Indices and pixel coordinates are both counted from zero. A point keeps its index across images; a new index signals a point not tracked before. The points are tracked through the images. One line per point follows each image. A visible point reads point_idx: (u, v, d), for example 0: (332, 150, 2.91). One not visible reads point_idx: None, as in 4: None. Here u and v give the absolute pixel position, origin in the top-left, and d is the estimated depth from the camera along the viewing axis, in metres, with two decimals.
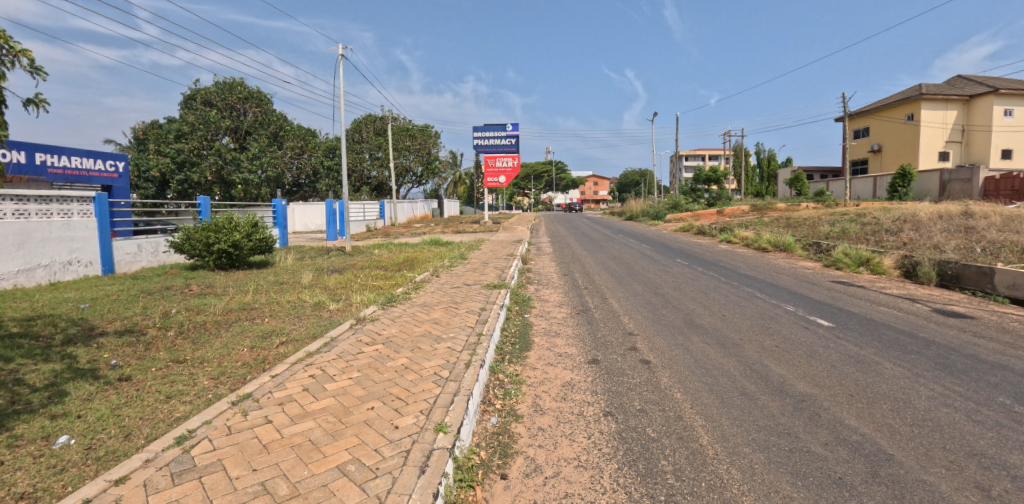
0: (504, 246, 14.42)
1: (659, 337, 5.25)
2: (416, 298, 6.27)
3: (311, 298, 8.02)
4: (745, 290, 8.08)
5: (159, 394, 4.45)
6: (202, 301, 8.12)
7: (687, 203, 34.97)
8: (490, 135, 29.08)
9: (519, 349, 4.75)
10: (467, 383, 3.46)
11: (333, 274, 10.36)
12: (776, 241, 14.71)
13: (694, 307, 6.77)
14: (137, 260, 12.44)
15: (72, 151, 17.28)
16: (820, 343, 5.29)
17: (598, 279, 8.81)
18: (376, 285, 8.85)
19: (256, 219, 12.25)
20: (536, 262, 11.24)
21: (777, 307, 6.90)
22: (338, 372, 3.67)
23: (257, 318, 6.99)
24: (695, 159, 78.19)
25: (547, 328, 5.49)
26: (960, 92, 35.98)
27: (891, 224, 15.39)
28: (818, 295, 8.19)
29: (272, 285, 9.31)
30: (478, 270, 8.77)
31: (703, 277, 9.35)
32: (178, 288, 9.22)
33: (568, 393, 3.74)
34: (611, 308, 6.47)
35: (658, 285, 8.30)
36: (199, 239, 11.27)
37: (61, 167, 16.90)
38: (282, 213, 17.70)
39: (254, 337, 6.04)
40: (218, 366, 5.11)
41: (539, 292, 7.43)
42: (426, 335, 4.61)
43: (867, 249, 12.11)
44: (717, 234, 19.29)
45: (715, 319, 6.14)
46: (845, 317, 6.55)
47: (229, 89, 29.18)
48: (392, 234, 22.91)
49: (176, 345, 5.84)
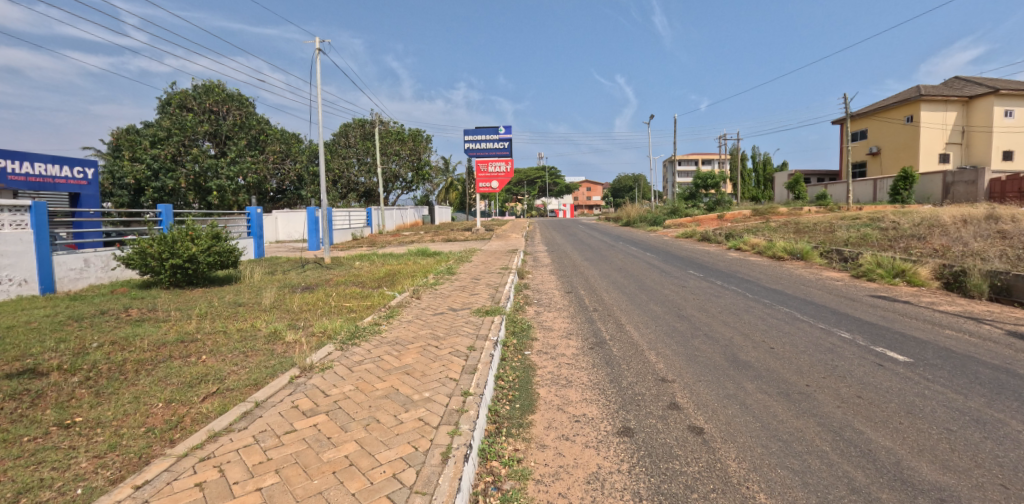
0: (497, 257, 13.13)
1: (703, 385, 3.98)
2: (387, 332, 4.93)
3: (266, 326, 6.69)
4: (783, 310, 6.83)
5: (9, 487, 3.13)
6: (137, 330, 6.77)
7: (686, 207, 33.84)
8: (482, 138, 27.72)
9: (519, 411, 3.46)
10: (445, 499, 2.18)
11: (302, 293, 9.03)
12: (794, 249, 13.53)
13: (732, 335, 5.53)
14: (84, 277, 11.00)
15: (35, 156, 15.80)
16: (911, 391, 4.03)
17: (606, 297, 7.56)
18: (348, 308, 7.54)
19: (219, 229, 10.84)
20: (534, 276, 9.97)
21: (830, 334, 5.67)
22: (243, 479, 2.40)
23: (192, 355, 5.67)
24: (688, 164, 77.69)
25: (556, 373, 4.21)
26: (959, 93, 35.25)
27: (912, 228, 14.34)
28: (864, 314, 6.99)
29: (227, 307, 8.00)
30: (467, 289, 7.50)
31: (726, 293, 8.09)
32: (115, 313, 7.85)
33: (599, 499, 2.46)
34: (631, 340, 5.20)
35: (679, 305, 7.06)
36: (148, 254, 9.82)
37: (24, 174, 15.40)
38: (258, 222, 16.36)
39: (177, 386, 4.76)
40: (112, 436, 3.83)
41: (540, 318, 6.15)
42: (391, 395, 3.33)
43: (898, 257, 10.95)
44: (724, 240, 18.16)
45: (762, 354, 4.87)
46: (918, 348, 5.29)
47: (207, 92, 27.44)
48: (378, 243, 21.59)
49: (74, 399, 4.54)
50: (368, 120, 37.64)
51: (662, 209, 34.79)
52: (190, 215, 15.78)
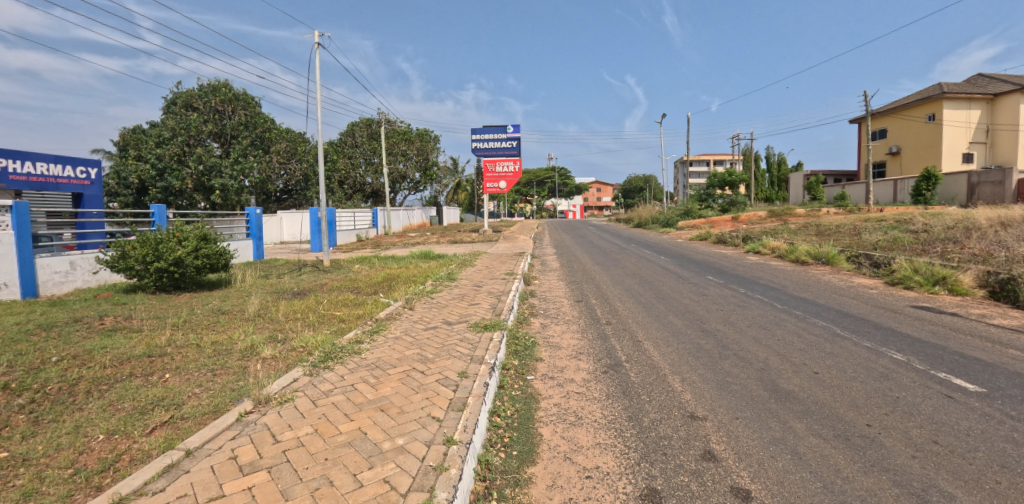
0: (503, 260, 12.51)
1: (742, 425, 3.28)
2: (369, 351, 4.26)
3: (244, 338, 6.06)
4: (819, 325, 6.08)
5: None
6: (106, 342, 6.18)
7: (699, 209, 32.87)
8: (490, 137, 27.05)
9: (516, 463, 2.78)
10: None
11: (291, 299, 8.44)
12: (819, 253, 12.72)
13: (767, 356, 4.80)
14: (69, 280, 10.47)
15: (37, 156, 15.35)
16: (1000, 435, 3.27)
17: (620, 307, 6.86)
18: (337, 317, 6.90)
19: (209, 230, 10.28)
20: (541, 282, 9.28)
21: (879, 355, 4.94)
22: None
23: (155, 373, 5.07)
24: (700, 165, 76.66)
25: (565, 407, 3.53)
26: (984, 90, 33.95)
27: (946, 232, 13.44)
28: (911, 329, 6.20)
29: (209, 315, 7.41)
30: (467, 297, 6.84)
31: (752, 303, 7.34)
32: (88, 321, 7.27)
33: None
34: (651, 362, 4.50)
35: (701, 317, 6.34)
36: (132, 256, 9.26)
37: (25, 174, 14.94)
38: (257, 223, 15.81)
39: (127, 413, 4.14)
40: (30, 479, 3.20)
41: (546, 333, 5.45)
42: (355, 441, 2.68)
43: (935, 263, 10.11)
44: (741, 243, 17.36)
45: (806, 381, 4.14)
46: (986, 373, 4.52)
47: (212, 91, 27.16)
48: (383, 245, 21.05)
49: (6, 428, 3.94)
50: (375, 119, 37.19)
51: (675, 211, 33.88)
52: (196, 216, 15.31)
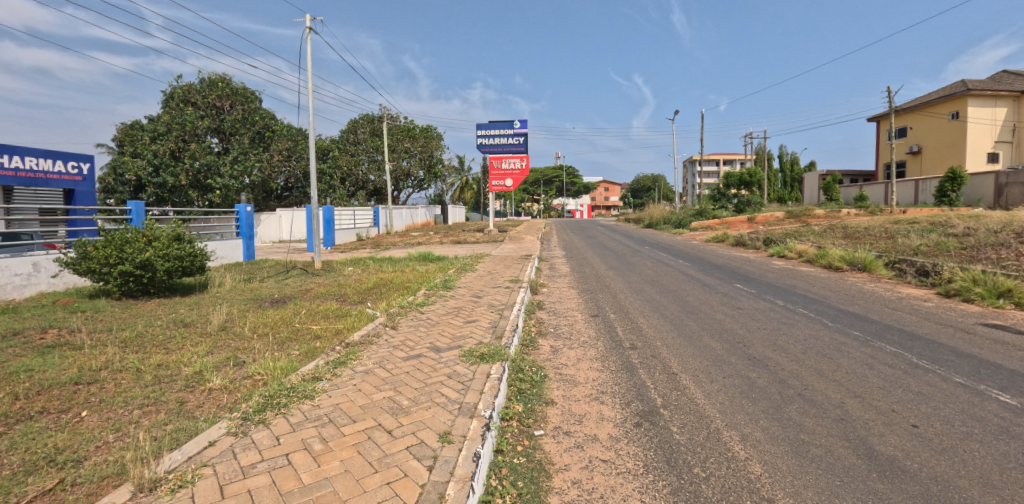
0: (509, 264, 11.51)
1: None
2: (327, 396, 3.21)
3: (195, 361, 5.04)
4: (890, 352, 5.00)
5: None
6: (34, 362, 5.19)
7: (712, 209, 31.62)
8: (496, 134, 26.02)
9: None
10: None
11: (268, 309, 7.47)
12: (854, 258, 11.56)
13: (842, 400, 3.75)
14: (31, 284, 9.54)
15: (27, 150, 14.04)
16: None
17: (645, 324, 5.80)
18: (312, 333, 5.88)
19: (183, 230, 9.27)
20: (550, 291, 8.21)
21: (983, 399, 3.86)
22: None
23: (70, 411, 4.03)
24: (711, 165, 75.32)
25: (590, 489, 2.48)
26: (1011, 87, 32.46)
27: (992, 236, 12.25)
28: (998, 356, 5.13)
29: (168, 329, 6.42)
30: (465, 312, 5.79)
31: (799, 321, 6.24)
32: (27, 335, 6.27)
33: None
34: (697, 408, 3.45)
35: (743, 339, 5.27)
36: (94, 259, 8.31)
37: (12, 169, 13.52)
38: (247, 221, 14.78)
39: (6, 473, 3.13)
40: None
41: (558, 363, 4.39)
42: None
43: (996, 271, 8.93)
44: (762, 246, 16.25)
45: (909, 443, 3.11)
46: None
47: (210, 86, 26.40)
48: (383, 245, 20.17)
49: None
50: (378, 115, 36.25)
51: (688, 212, 32.70)
52: (189, 214, 14.25)
